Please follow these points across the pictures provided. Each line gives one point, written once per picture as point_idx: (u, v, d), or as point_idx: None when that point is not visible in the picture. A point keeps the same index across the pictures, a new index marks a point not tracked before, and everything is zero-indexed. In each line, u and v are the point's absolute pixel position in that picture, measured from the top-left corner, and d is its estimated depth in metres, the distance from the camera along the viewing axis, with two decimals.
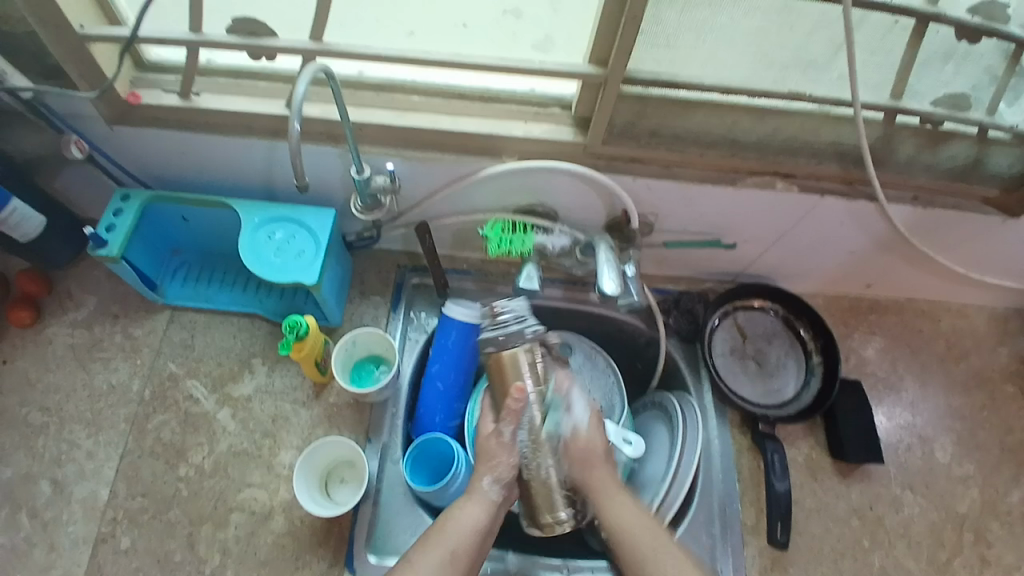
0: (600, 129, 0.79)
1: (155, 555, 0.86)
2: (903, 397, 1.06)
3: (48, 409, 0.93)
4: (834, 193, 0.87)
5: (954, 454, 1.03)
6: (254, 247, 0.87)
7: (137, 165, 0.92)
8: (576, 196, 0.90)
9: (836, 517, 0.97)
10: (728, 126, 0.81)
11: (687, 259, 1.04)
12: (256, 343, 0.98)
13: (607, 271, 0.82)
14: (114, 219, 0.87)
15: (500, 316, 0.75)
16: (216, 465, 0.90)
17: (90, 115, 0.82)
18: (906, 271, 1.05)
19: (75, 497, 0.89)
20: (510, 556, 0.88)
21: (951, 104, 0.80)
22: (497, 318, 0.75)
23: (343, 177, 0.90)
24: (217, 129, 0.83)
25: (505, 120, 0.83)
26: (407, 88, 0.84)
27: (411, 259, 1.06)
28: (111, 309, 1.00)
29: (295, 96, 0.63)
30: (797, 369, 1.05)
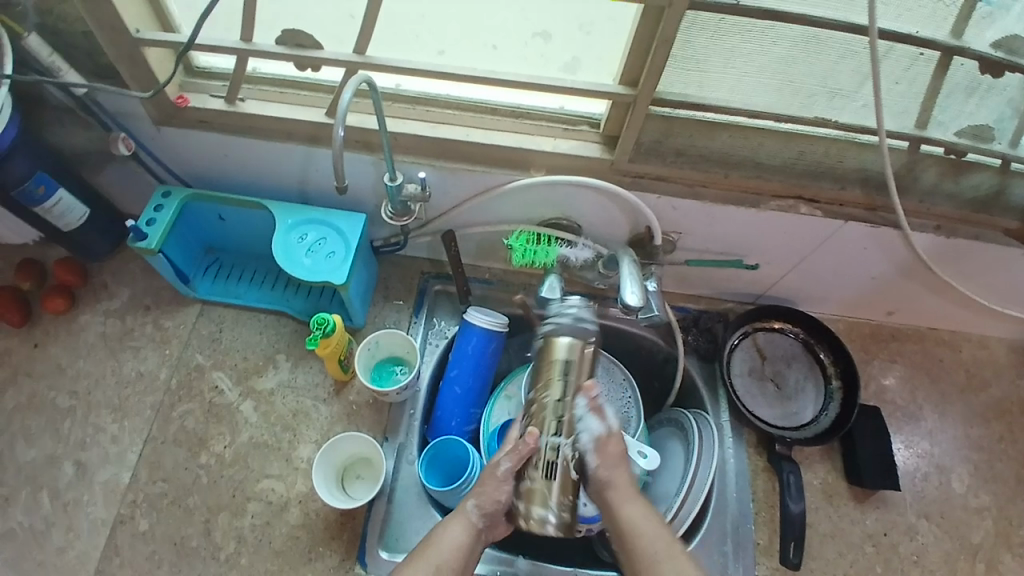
0: (627, 147, 0.82)
1: (172, 541, 0.88)
2: (921, 425, 1.06)
3: (77, 393, 0.97)
4: (857, 218, 0.88)
5: (971, 485, 1.02)
6: (286, 247, 0.91)
7: (179, 164, 0.96)
8: (601, 211, 0.92)
9: (850, 542, 0.96)
10: (753, 149, 0.83)
11: (707, 279, 1.06)
12: (282, 339, 1.01)
13: (629, 284, 0.83)
14: (155, 214, 0.91)
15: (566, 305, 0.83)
16: (236, 455, 0.93)
17: (139, 114, 0.86)
18: (927, 299, 1.05)
19: (97, 480, 0.92)
20: (520, 561, 0.89)
21: (975, 135, 0.81)
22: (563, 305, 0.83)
23: (376, 184, 0.93)
24: (257, 133, 0.87)
25: (535, 135, 0.86)
26: (441, 102, 0.87)
27: (435, 266, 1.08)
28: (145, 300, 1.03)
29: (341, 104, 0.66)
30: (815, 393, 1.04)
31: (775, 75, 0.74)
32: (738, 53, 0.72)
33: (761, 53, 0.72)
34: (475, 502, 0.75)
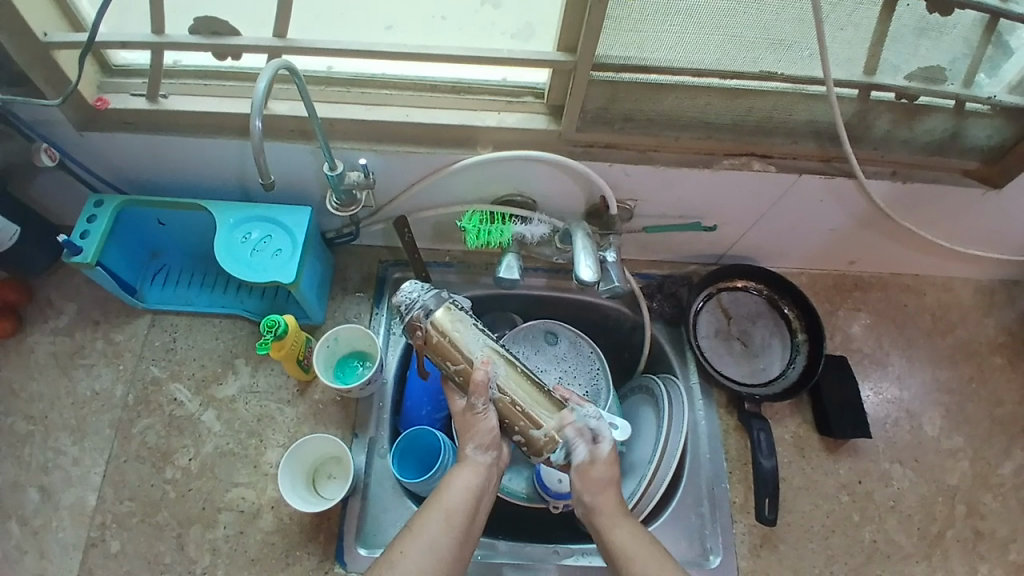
0: (573, 117, 0.79)
1: (146, 558, 0.86)
2: (890, 371, 1.07)
3: (32, 417, 0.93)
4: (812, 171, 0.86)
5: (942, 427, 1.04)
6: (230, 248, 0.87)
7: (111, 171, 0.92)
8: (555, 184, 0.90)
9: (825, 494, 0.98)
10: (703, 110, 0.80)
11: (670, 243, 1.04)
12: (239, 343, 0.98)
13: (584, 258, 0.81)
14: (88, 225, 0.86)
15: (401, 303, 0.78)
16: (203, 466, 0.91)
17: (59, 121, 0.81)
18: (890, 246, 1.05)
19: (63, 504, 0.89)
20: (500, 543, 0.90)
21: (926, 78, 0.79)
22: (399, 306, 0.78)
23: (317, 174, 0.89)
24: (185, 130, 0.82)
25: (478, 111, 0.83)
26: (378, 82, 0.83)
27: (393, 253, 1.06)
28: (92, 315, 0.99)
29: (256, 93, 0.62)
30: (782, 348, 1.04)
31: (716, 30, 0.71)
32: (677, 8, 0.69)
33: (700, 8, 0.69)
34: (476, 445, 0.75)
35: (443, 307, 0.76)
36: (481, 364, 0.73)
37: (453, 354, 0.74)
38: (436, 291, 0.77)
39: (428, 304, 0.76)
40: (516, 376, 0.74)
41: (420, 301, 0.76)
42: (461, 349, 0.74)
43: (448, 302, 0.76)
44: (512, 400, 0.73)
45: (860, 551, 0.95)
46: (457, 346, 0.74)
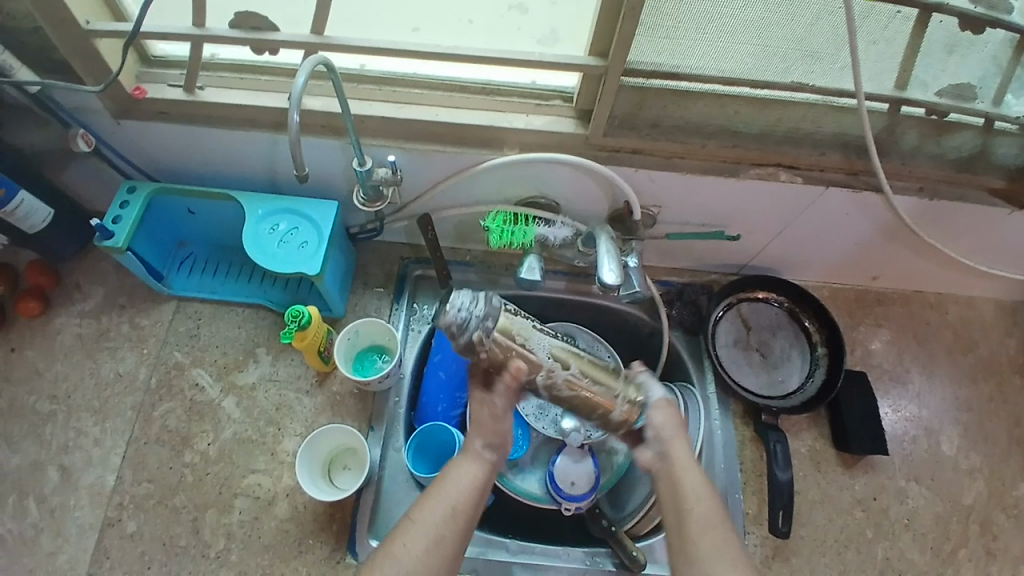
0: (601, 121, 0.79)
1: (162, 540, 0.87)
2: (908, 388, 1.06)
3: (57, 397, 0.95)
4: (838, 183, 0.86)
5: (960, 446, 1.02)
6: (257, 238, 0.88)
7: (144, 159, 0.94)
8: (579, 188, 0.90)
9: (839, 508, 0.97)
10: (730, 118, 0.81)
11: (691, 251, 1.04)
12: (261, 332, 0.99)
13: (607, 262, 0.81)
14: (121, 211, 0.88)
15: (452, 319, 0.68)
16: (221, 452, 0.92)
17: (97, 109, 0.83)
18: (913, 262, 1.05)
19: (83, 483, 0.90)
20: (512, 542, 0.91)
21: (957, 94, 0.79)
22: (447, 322, 0.68)
23: (345, 170, 0.90)
24: (219, 122, 0.84)
25: (506, 112, 0.84)
26: (408, 81, 0.85)
27: (414, 250, 1.07)
28: (119, 299, 1.01)
29: (295, 88, 0.63)
30: (801, 361, 1.04)
31: (748, 41, 0.72)
32: (710, 17, 0.69)
33: (732, 18, 0.69)
34: (485, 441, 0.74)
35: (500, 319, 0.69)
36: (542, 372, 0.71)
37: (525, 365, 0.71)
38: (485, 299, 0.69)
39: (479, 319, 0.68)
40: (586, 366, 0.73)
41: (473, 317, 0.68)
42: (522, 359, 0.71)
43: (501, 311, 0.70)
44: (584, 393, 0.73)
45: (872, 567, 0.94)
46: (523, 355, 0.71)
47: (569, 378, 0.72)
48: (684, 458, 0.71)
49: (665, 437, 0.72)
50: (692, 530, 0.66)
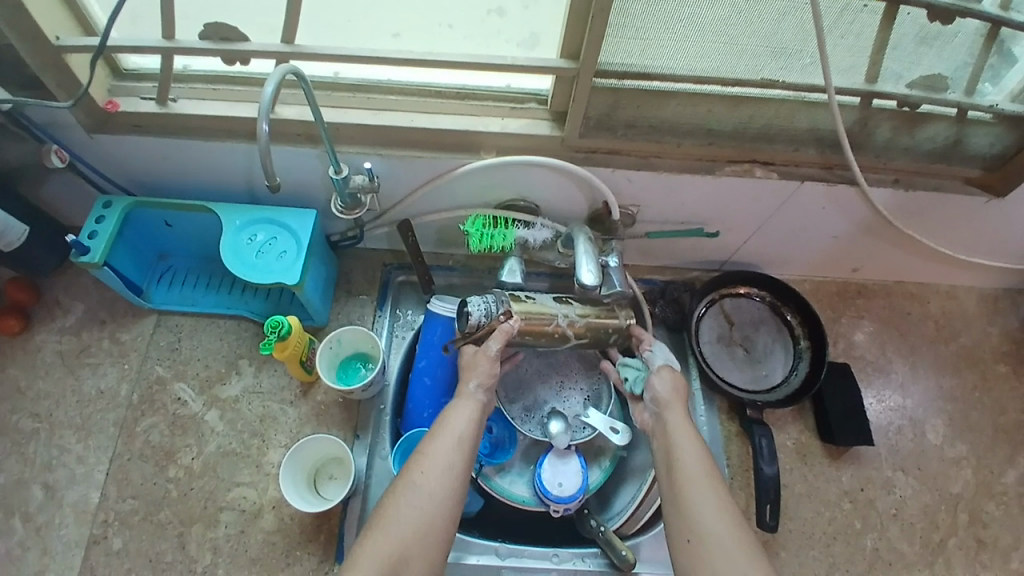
0: (576, 123, 0.79)
1: (148, 556, 0.86)
2: (892, 379, 1.07)
3: (38, 415, 0.94)
4: (814, 177, 0.87)
5: (945, 435, 1.03)
6: (236, 250, 0.88)
7: (121, 173, 0.93)
8: (558, 189, 0.91)
9: (827, 501, 0.97)
10: (704, 116, 0.81)
11: (673, 249, 1.05)
12: (243, 344, 0.99)
13: (585, 262, 0.81)
14: (97, 226, 0.87)
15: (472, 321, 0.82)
16: (205, 465, 0.91)
17: (70, 125, 0.82)
18: (892, 254, 1.05)
19: (66, 501, 0.89)
20: (501, 545, 0.91)
21: (927, 86, 0.79)
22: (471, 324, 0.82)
23: (323, 178, 0.90)
24: (192, 134, 0.83)
25: (482, 116, 0.84)
26: (383, 88, 0.84)
27: (396, 257, 1.07)
28: (99, 314, 1.00)
29: (264, 98, 0.63)
30: (784, 354, 1.05)
31: (719, 39, 0.72)
32: (678, 16, 0.69)
33: (701, 17, 0.70)
34: (478, 383, 0.80)
35: (509, 302, 0.84)
36: (554, 329, 0.86)
37: (538, 329, 0.85)
38: (486, 295, 0.84)
39: (489, 308, 0.83)
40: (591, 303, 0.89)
41: (486, 306, 0.83)
42: (534, 322, 0.85)
43: (507, 296, 0.86)
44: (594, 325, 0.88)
45: (861, 559, 0.94)
46: (537, 321, 0.85)
47: (579, 319, 0.87)
48: (676, 417, 0.78)
49: (665, 398, 0.80)
50: (682, 480, 0.70)
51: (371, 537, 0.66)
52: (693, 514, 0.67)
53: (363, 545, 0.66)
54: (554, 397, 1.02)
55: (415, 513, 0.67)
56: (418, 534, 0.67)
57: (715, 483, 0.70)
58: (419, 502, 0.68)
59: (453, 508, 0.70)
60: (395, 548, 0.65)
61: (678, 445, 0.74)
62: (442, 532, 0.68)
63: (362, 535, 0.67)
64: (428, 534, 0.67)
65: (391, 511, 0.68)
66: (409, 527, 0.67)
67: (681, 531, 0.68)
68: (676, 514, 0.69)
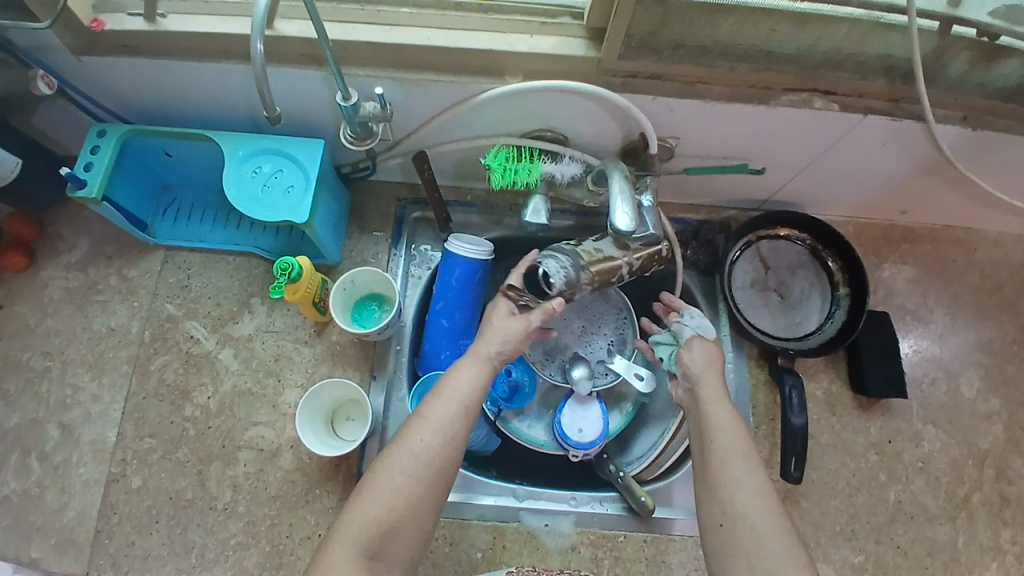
0: (616, 42, 0.70)
1: (167, 493, 0.87)
2: (933, 328, 1.01)
3: (50, 352, 0.93)
4: (877, 111, 0.77)
5: (982, 389, 0.98)
6: (240, 184, 0.82)
7: (115, 100, 0.86)
8: (589, 120, 0.82)
9: (853, 452, 0.95)
10: (764, 37, 0.71)
11: (709, 187, 0.96)
12: (254, 282, 0.95)
13: (620, 203, 0.74)
14: (93, 156, 0.81)
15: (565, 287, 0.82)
16: (221, 405, 0.90)
17: (56, 48, 0.75)
18: (948, 197, 0.96)
19: (84, 439, 0.89)
20: (519, 487, 0.90)
21: (1008, 16, 0.71)
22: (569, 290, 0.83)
23: (331, 104, 0.82)
24: (186, 55, 0.76)
25: (507, 34, 0.75)
26: (395, 0, 0.75)
27: (412, 191, 1.00)
28: (105, 250, 0.97)
29: (256, 12, 0.55)
30: (822, 301, 0.99)
31: None
32: None
33: None
34: (498, 347, 0.72)
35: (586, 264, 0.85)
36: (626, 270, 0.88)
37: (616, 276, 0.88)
38: (567, 262, 0.83)
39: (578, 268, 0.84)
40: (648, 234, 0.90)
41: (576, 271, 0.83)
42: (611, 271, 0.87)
43: (580, 253, 0.86)
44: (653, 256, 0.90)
45: (884, 511, 0.93)
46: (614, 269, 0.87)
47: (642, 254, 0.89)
48: (712, 388, 0.72)
49: (694, 373, 0.74)
50: (712, 459, 0.65)
51: (358, 505, 0.61)
52: (730, 498, 0.62)
53: (351, 512, 0.61)
54: (576, 340, 1.00)
55: (408, 484, 0.62)
56: (409, 506, 0.61)
57: (750, 466, 0.64)
58: (412, 472, 0.62)
59: (447, 480, 0.64)
60: (382, 520, 0.60)
61: (713, 421, 0.68)
62: (432, 504, 0.63)
63: (351, 500, 0.62)
64: (420, 505, 0.62)
65: (381, 479, 0.62)
66: (399, 499, 0.61)
67: (713, 513, 0.62)
68: (708, 494, 0.64)
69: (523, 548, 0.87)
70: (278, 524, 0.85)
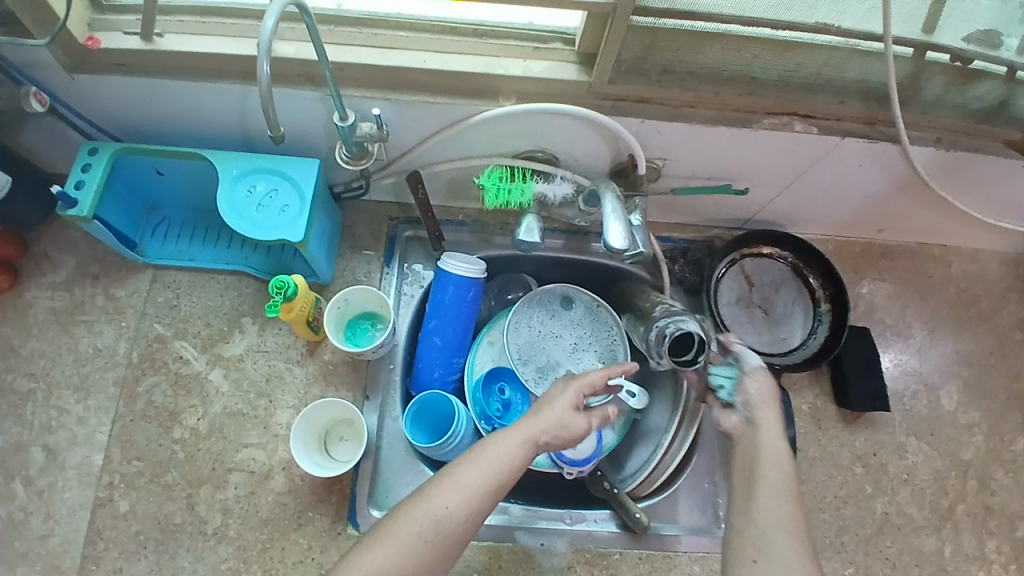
0: (607, 66, 0.72)
1: (156, 518, 0.85)
2: (911, 342, 1.04)
3: (33, 375, 0.90)
4: (855, 133, 0.80)
5: (959, 401, 1.02)
6: (234, 203, 0.82)
7: (103, 117, 0.86)
8: (580, 141, 0.84)
9: (840, 465, 0.97)
10: (748, 62, 0.74)
11: (696, 206, 0.99)
12: (245, 301, 0.94)
13: (614, 222, 0.76)
14: (83, 175, 0.81)
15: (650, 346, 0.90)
16: (211, 426, 0.89)
17: (47, 64, 0.74)
18: (922, 216, 1.01)
19: (68, 464, 0.87)
20: (514, 507, 0.90)
21: (983, 41, 0.75)
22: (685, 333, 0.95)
23: (325, 124, 0.83)
24: (181, 74, 0.76)
25: (501, 57, 0.76)
26: (391, 23, 0.76)
27: (404, 210, 1.01)
28: (91, 270, 0.95)
29: (263, 33, 0.56)
30: (805, 317, 1.01)
31: None
32: None
33: None
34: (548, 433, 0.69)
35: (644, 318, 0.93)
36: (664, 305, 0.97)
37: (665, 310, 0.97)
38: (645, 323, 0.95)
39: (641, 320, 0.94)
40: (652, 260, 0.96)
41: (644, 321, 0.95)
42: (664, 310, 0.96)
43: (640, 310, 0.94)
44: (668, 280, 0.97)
45: (871, 523, 0.94)
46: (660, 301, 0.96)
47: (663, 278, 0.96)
48: (770, 424, 0.73)
49: (755, 402, 0.76)
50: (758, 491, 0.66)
51: (364, 555, 0.59)
52: (761, 537, 0.63)
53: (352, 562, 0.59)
54: (567, 358, 0.99)
55: (418, 547, 0.60)
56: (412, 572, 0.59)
57: (788, 510, 0.65)
58: (426, 536, 0.60)
59: (456, 551, 0.61)
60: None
61: (765, 461, 0.69)
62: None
63: (356, 549, 0.60)
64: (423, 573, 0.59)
65: (391, 538, 0.60)
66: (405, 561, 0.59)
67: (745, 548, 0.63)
68: (746, 520, 0.65)
69: (518, 569, 0.86)
70: (271, 548, 0.84)
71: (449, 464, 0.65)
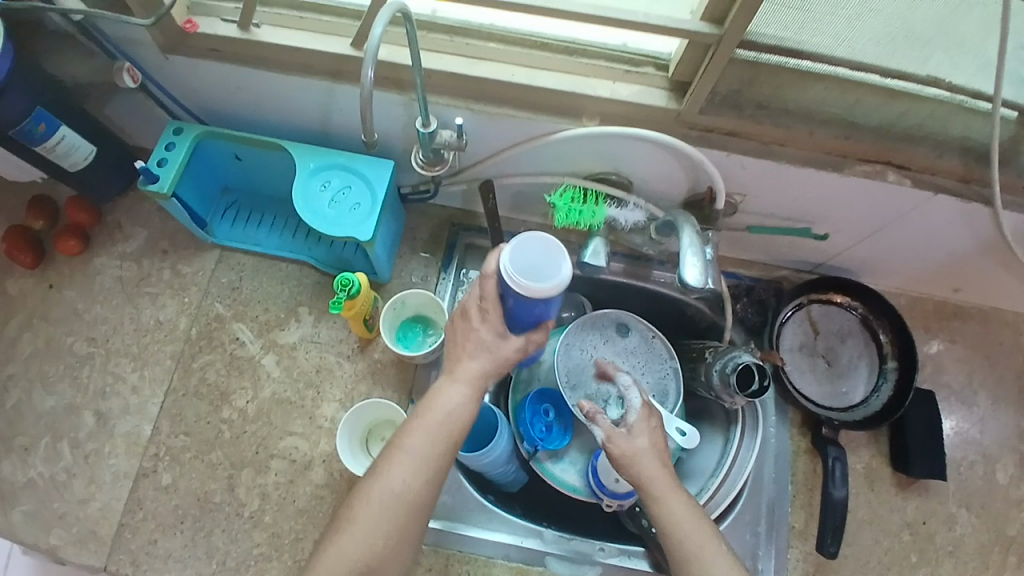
0: (698, 98, 0.70)
1: (195, 495, 0.86)
2: (974, 411, 0.98)
3: (94, 340, 0.93)
4: (947, 190, 0.77)
5: (1016, 476, 0.96)
6: (307, 196, 0.83)
7: (191, 99, 0.87)
8: (658, 168, 0.82)
9: (888, 530, 0.92)
10: (849, 106, 0.71)
11: (767, 245, 0.96)
12: (303, 291, 0.95)
13: (690, 257, 0.74)
14: (166, 153, 0.82)
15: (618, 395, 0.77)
16: (259, 410, 0.90)
17: (143, 42, 0.76)
18: (1003, 280, 0.95)
19: (118, 431, 0.89)
20: (547, 533, 0.88)
21: None
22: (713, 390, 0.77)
23: (405, 128, 0.83)
24: (273, 65, 0.77)
25: (591, 77, 0.75)
26: (483, 33, 0.76)
27: (467, 217, 1.01)
28: (160, 245, 0.98)
29: (371, 39, 0.57)
30: (869, 372, 0.97)
31: (892, 21, 0.64)
32: None
33: None
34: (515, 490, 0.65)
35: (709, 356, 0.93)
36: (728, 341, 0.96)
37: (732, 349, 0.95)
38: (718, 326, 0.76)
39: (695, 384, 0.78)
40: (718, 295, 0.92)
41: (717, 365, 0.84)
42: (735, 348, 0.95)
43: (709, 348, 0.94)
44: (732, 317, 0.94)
45: None
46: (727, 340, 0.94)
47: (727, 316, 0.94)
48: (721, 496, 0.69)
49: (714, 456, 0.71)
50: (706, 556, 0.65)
51: (336, 542, 0.63)
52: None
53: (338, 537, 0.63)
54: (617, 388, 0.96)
55: (384, 526, 0.63)
56: (389, 545, 0.63)
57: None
58: (389, 513, 0.63)
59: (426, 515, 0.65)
60: (361, 558, 0.62)
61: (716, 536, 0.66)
62: (411, 538, 0.64)
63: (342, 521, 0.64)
64: (401, 543, 0.64)
65: (359, 517, 0.63)
66: (380, 540, 0.63)
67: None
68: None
69: None
70: (303, 540, 0.84)
71: (396, 437, 0.67)
